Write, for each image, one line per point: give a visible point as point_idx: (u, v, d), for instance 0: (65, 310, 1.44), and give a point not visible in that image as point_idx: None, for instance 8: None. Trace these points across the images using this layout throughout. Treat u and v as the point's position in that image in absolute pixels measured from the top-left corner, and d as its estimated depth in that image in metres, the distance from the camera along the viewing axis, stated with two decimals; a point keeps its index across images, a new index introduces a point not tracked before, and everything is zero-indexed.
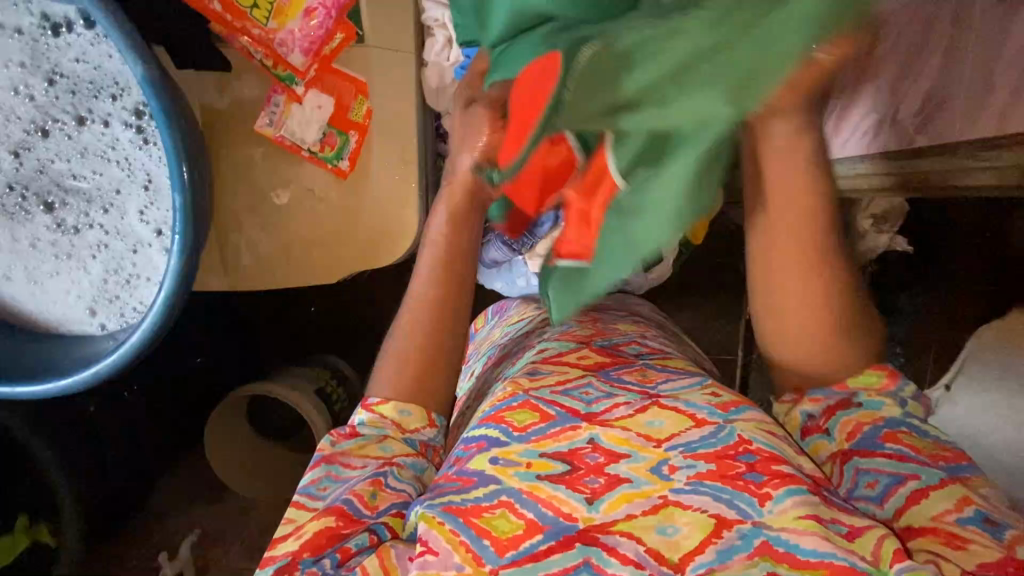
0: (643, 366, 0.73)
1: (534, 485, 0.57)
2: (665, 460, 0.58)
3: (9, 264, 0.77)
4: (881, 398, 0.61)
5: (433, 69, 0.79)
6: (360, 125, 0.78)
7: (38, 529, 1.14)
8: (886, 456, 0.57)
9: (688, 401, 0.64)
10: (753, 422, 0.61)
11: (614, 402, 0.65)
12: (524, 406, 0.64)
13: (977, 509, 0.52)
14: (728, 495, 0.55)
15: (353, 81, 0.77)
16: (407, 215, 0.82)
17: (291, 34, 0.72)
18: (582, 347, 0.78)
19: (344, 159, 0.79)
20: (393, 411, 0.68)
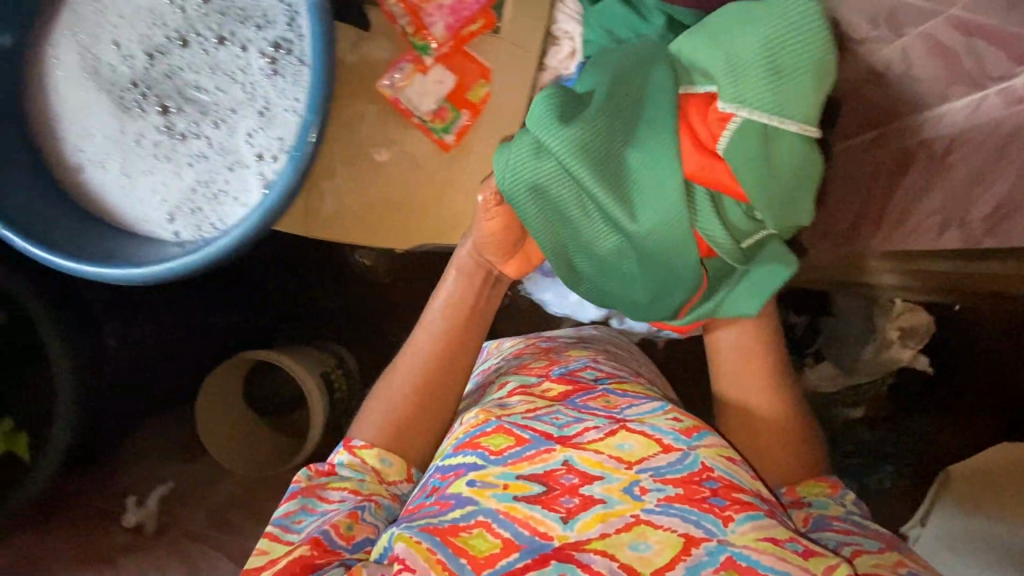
0: (605, 392, 0.80)
1: (510, 506, 0.63)
2: (637, 481, 0.65)
3: (108, 153, 0.78)
4: (828, 501, 0.78)
5: (551, 74, 0.87)
6: (473, 107, 0.83)
7: (16, 441, 1.07)
8: (836, 530, 0.73)
9: (653, 424, 0.72)
10: (714, 449, 0.69)
11: (584, 426, 0.72)
12: (498, 431, 0.71)
13: (910, 567, 0.66)
14: (695, 516, 0.62)
15: (478, 66, 0.82)
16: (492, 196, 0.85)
17: (442, 9, 0.80)
18: (544, 380, 0.85)
19: (451, 134, 0.82)
20: (374, 458, 0.79)
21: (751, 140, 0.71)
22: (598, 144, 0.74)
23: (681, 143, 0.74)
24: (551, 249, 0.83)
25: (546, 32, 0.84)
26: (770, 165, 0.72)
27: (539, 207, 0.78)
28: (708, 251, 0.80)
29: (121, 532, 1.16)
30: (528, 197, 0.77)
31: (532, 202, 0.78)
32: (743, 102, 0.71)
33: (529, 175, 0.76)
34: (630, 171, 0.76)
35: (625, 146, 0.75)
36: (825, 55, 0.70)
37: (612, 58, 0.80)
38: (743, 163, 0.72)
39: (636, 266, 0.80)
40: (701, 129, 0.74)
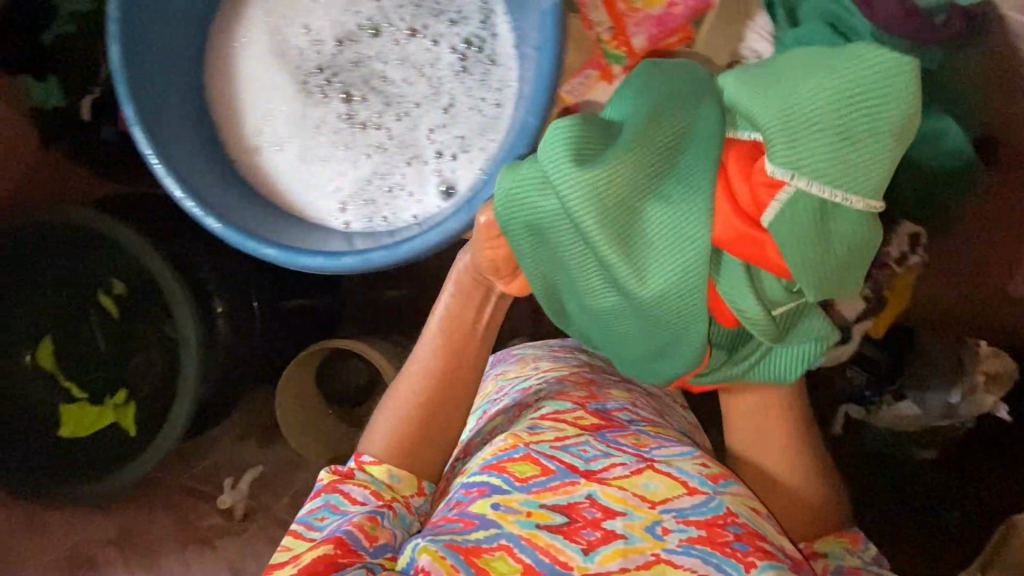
0: (637, 431, 0.71)
1: (533, 533, 0.58)
2: (659, 521, 0.59)
3: (288, 136, 0.78)
4: (846, 551, 0.70)
5: None
6: None
7: (124, 410, 1.04)
8: None
9: (680, 467, 0.65)
10: (740, 497, 0.63)
11: (611, 461, 0.65)
12: (526, 459, 0.64)
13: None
14: (717, 559, 0.57)
15: None
16: None
17: (647, 18, 0.76)
18: (578, 409, 0.74)
19: None
20: (384, 473, 0.71)
21: (806, 207, 0.49)
22: (610, 192, 0.52)
23: (713, 199, 0.52)
24: (542, 290, 0.64)
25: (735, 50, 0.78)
26: (821, 234, 0.50)
27: (537, 247, 0.60)
28: (728, 320, 0.58)
29: (213, 514, 1.12)
30: (522, 233, 0.60)
31: (524, 239, 0.60)
32: (801, 159, 0.49)
33: (524, 215, 0.58)
34: (645, 219, 0.53)
35: (644, 194, 0.53)
36: (903, 100, 0.48)
37: (658, 86, 0.58)
38: (797, 235, 0.50)
39: (642, 335, 0.59)
40: (740, 182, 0.52)
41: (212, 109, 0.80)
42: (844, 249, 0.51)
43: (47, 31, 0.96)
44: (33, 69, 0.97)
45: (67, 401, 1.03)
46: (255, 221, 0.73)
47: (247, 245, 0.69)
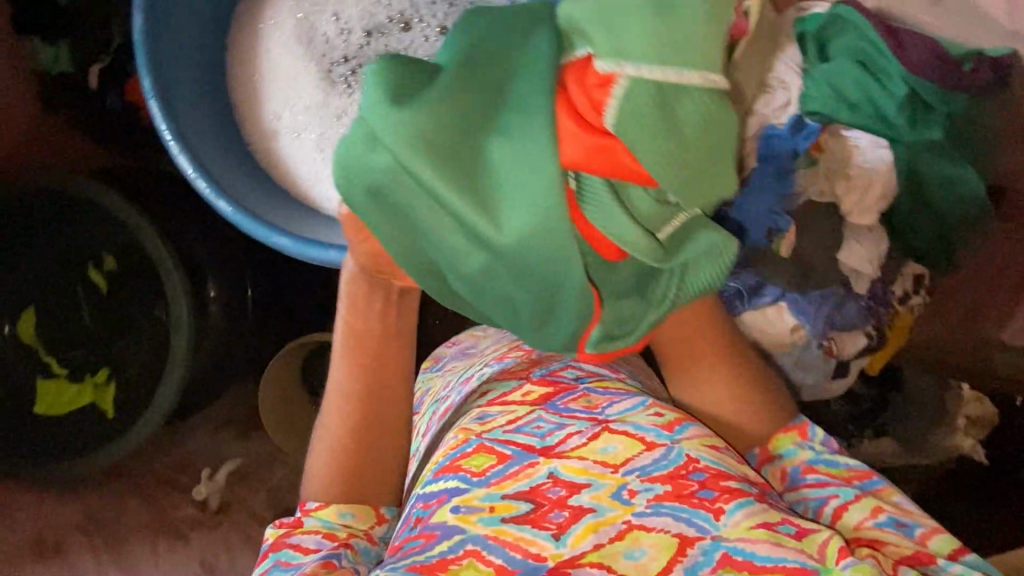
0: (587, 390, 0.67)
1: (498, 530, 0.54)
2: (625, 484, 0.56)
3: (306, 124, 0.77)
4: (794, 444, 0.63)
5: (757, 120, 0.80)
6: None
7: (104, 389, 1.00)
8: (809, 485, 0.60)
9: (635, 422, 0.61)
10: (698, 439, 0.59)
11: (568, 432, 0.61)
12: (479, 450, 0.60)
13: (888, 515, 0.56)
14: (686, 513, 0.54)
15: None
16: None
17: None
18: (523, 384, 0.69)
19: None
20: (335, 515, 0.63)
21: (641, 95, 0.44)
22: (442, 128, 0.45)
23: (554, 118, 0.45)
24: (410, 268, 0.52)
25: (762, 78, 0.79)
26: (673, 121, 0.45)
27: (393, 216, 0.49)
28: (612, 252, 0.50)
29: (188, 504, 1.08)
30: (368, 203, 0.49)
31: (374, 209, 0.49)
32: (621, 46, 0.45)
33: (362, 179, 0.48)
34: (495, 155, 0.46)
35: (484, 127, 0.46)
36: None
37: (479, 23, 0.51)
38: (647, 134, 0.45)
39: (530, 300, 0.50)
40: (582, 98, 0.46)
41: (229, 90, 0.78)
42: (712, 129, 0.46)
43: None
44: (43, 32, 0.96)
45: (44, 377, 0.99)
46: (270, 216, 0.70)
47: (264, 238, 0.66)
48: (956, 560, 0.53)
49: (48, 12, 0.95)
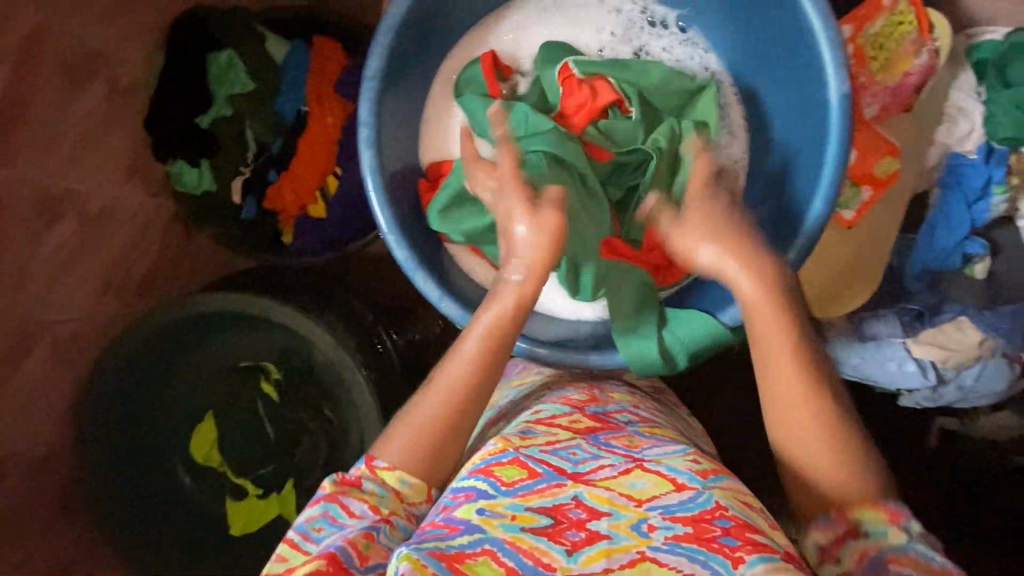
0: (631, 432, 0.64)
1: (516, 537, 0.49)
2: (645, 518, 0.51)
3: None
4: (887, 525, 0.52)
5: (938, 148, 0.81)
6: (878, 181, 0.78)
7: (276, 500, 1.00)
8: (897, 575, 0.48)
9: (670, 464, 0.57)
10: (729, 491, 0.55)
11: (599, 463, 0.58)
12: (513, 463, 0.56)
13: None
14: (703, 556, 0.48)
15: (887, 142, 0.76)
16: (870, 272, 0.81)
17: (883, 90, 0.75)
18: (574, 412, 0.68)
19: (852, 210, 0.79)
20: (394, 480, 0.58)
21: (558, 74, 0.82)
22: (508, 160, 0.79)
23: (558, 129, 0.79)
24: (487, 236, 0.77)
25: (942, 112, 0.81)
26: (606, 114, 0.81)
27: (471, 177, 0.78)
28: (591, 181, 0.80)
29: None
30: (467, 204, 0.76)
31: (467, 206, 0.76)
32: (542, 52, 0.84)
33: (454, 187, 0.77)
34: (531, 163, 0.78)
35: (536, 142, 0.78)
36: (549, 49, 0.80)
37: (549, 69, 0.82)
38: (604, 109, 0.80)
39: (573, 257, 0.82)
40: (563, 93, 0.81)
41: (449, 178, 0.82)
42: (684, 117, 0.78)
43: (205, 117, 0.95)
44: (186, 153, 0.95)
45: (234, 497, 1.01)
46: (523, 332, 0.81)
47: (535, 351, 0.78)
48: None
49: (191, 132, 0.94)
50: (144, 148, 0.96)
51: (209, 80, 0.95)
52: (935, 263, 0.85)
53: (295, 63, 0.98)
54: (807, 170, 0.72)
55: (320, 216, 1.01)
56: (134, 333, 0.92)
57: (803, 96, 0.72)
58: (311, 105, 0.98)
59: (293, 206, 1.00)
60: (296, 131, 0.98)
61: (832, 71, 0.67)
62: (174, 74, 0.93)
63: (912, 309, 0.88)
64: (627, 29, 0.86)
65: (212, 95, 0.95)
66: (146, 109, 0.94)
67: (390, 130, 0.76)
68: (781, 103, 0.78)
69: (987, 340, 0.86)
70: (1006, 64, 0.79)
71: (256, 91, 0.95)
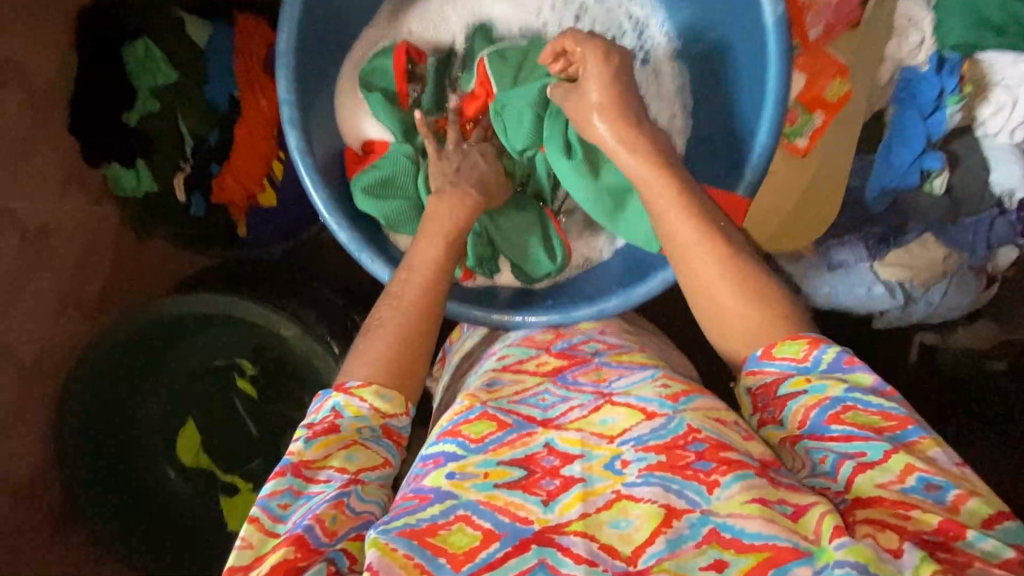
0: (599, 364, 0.65)
1: (491, 495, 0.49)
2: (618, 455, 0.51)
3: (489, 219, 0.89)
4: (824, 380, 0.52)
5: (891, 64, 0.79)
6: (830, 105, 0.75)
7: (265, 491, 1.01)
8: (833, 437, 0.50)
9: (639, 394, 0.57)
10: (703, 411, 0.54)
11: (568, 405, 0.59)
12: (482, 417, 0.57)
13: (920, 475, 0.46)
14: (678, 485, 0.48)
15: (836, 62, 0.74)
16: (826, 200, 0.80)
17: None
18: (541, 354, 0.69)
19: (805, 138, 0.77)
20: (373, 397, 0.56)
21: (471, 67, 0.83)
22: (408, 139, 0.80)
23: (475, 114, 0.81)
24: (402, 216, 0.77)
25: (890, 24, 0.77)
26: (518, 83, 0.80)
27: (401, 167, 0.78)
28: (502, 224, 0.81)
29: None
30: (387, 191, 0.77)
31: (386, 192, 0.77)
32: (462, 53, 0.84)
33: (374, 174, 0.77)
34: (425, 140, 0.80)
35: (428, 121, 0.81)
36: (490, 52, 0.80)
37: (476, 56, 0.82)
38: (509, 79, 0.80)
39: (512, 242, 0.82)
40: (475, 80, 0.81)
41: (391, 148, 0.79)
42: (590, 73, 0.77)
43: (132, 114, 0.90)
44: (119, 156, 0.91)
45: (226, 494, 1.02)
46: (484, 297, 0.80)
47: (492, 315, 0.76)
48: (990, 530, 0.44)
49: (120, 133, 0.90)
50: (73, 157, 0.91)
51: (129, 75, 0.89)
52: (894, 182, 0.84)
53: (220, 45, 0.93)
54: (751, 100, 0.69)
55: (271, 204, 0.98)
56: (99, 346, 0.90)
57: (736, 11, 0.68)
58: (242, 90, 0.93)
59: (240, 196, 0.97)
60: (230, 119, 0.94)
61: None
62: (91, 73, 0.88)
63: (875, 232, 0.87)
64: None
65: (134, 90, 0.90)
66: (69, 114, 0.89)
67: (313, 101, 0.74)
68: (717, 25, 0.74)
69: (952, 255, 0.87)
70: None
71: (182, 81, 0.91)
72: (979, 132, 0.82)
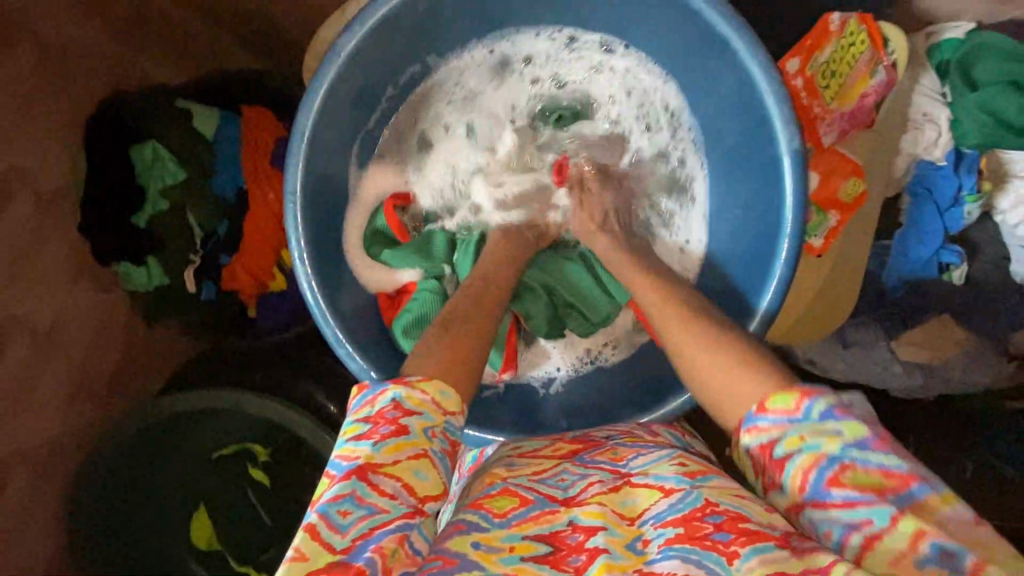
0: (613, 445, 0.66)
1: (518, 568, 0.49)
2: (639, 535, 0.51)
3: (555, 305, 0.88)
4: (820, 435, 0.48)
5: (906, 158, 0.77)
6: (844, 206, 0.74)
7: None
8: (838, 505, 0.47)
9: (657, 473, 0.57)
10: (721, 489, 0.53)
11: (588, 481, 0.59)
12: (503, 493, 0.57)
13: (933, 542, 0.43)
14: (697, 555, 0.47)
15: (850, 162, 0.73)
16: (842, 294, 0.79)
17: (841, 116, 0.69)
18: (555, 440, 0.69)
19: (820, 237, 0.75)
20: (434, 391, 0.56)
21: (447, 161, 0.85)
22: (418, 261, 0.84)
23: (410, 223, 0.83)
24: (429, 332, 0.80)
25: (905, 119, 0.76)
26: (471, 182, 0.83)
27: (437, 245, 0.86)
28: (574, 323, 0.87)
29: None
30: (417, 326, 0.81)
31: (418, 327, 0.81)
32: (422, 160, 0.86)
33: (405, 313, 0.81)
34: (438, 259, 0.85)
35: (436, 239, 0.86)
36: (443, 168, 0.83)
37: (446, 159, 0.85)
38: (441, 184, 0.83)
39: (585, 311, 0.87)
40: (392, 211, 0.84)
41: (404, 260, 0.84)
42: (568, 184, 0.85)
43: (142, 214, 0.90)
44: (128, 253, 0.91)
45: None
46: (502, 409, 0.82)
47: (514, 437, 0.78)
48: None
49: (128, 231, 0.90)
50: (84, 254, 0.92)
51: (137, 175, 0.89)
52: (911, 272, 0.83)
53: (226, 139, 0.93)
54: (770, 200, 0.70)
55: (281, 289, 1.00)
56: (115, 444, 0.92)
57: (748, 112, 0.69)
58: (249, 182, 0.94)
59: (249, 285, 0.97)
60: (238, 211, 0.94)
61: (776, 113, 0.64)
62: (100, 173, 0.89)
63: (894, 314, 0.85)
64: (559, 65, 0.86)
65: (143, 189, 0.89)
66: (80, 214, 0.90)
67: (318, 220, 0.76)
68: (727, 120, 0.76)
69: (971, 339, 0.83)
70: (970, 64, 0.73)
71: (189, 178, 0.90)
72: (997, 219, 0.81)
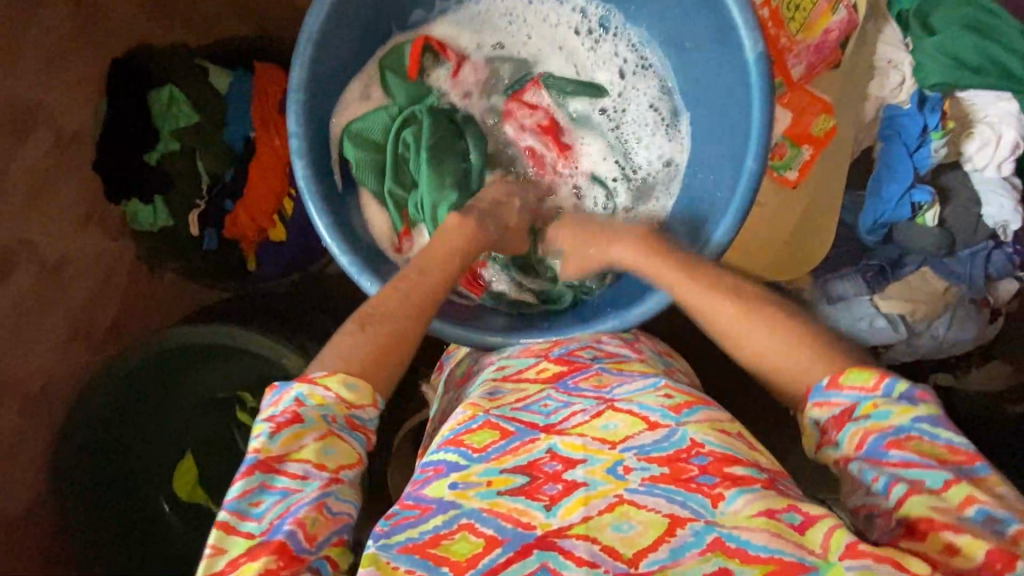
0: (599, 369, 0.64)
1: (494, 503, 0.50)
2: (621, 460, 0.52)
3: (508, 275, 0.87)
4: (890, 404, 0.49)
5: (874, 102, 0.82)
6: (816, 140, 0.78)
7: None
8: (893, 463, 0.47)
9: (642, 402, 0.57)
10: (706, 423, 0.54)
11: (572, 411, 0.58)
12: (483, 427, 0.57)
13: (980, 508, 0.44)
14: (681, 496, 0.48)
15: (819, 101, 0.77)
16: (819, 232, 0.82)
17: (807, 49, 0.74)
18: (540, 361, 0.69)
19: (796, 170, 0.79)
20: (338, 385, 0.54)
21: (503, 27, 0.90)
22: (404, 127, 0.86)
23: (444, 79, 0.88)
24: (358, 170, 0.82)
25: (871, 65, 0.81)
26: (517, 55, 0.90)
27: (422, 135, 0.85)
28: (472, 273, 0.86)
29: None
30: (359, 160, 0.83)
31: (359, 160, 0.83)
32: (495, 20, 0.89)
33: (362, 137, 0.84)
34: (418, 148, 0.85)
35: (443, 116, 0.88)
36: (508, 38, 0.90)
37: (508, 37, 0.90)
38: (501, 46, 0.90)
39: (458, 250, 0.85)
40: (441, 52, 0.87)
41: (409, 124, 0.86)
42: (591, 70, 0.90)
43: (153, 154, 0.95)
44: (138, 193, 0.96)
45: None
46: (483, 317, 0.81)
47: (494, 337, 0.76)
48: None
49: (142, 174, 0.95)
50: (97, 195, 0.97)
51: (153, 118, 0.95)
52: (886, 216, 0.85)
53: (239, 91, 0.99)
54: (742, 123, 0.72)
55: (280, 239, 1.02)
56: (104, 379, 0.93)
57: (717, 45, 0.74)
58: (258, 131, 0.99)
59: (252, 231, 1.00)
60: (244, 158, 0.99)
61: (743, 33, 0.68)
62: (119, 117, 0.94)
63: (873, 266, 0.88)
64: (562, 35, 0.89)
65: (157, 131, 0.95)
66: (95, 158, 0.96)
67: (319, 140, 0.78)
68: (697, 63, 0.79)
69: (952, 288, 0.87)
70: (925, 13, 0.81)
71: (201, 123, 0.96)
72: (967, 167, 0.84)
